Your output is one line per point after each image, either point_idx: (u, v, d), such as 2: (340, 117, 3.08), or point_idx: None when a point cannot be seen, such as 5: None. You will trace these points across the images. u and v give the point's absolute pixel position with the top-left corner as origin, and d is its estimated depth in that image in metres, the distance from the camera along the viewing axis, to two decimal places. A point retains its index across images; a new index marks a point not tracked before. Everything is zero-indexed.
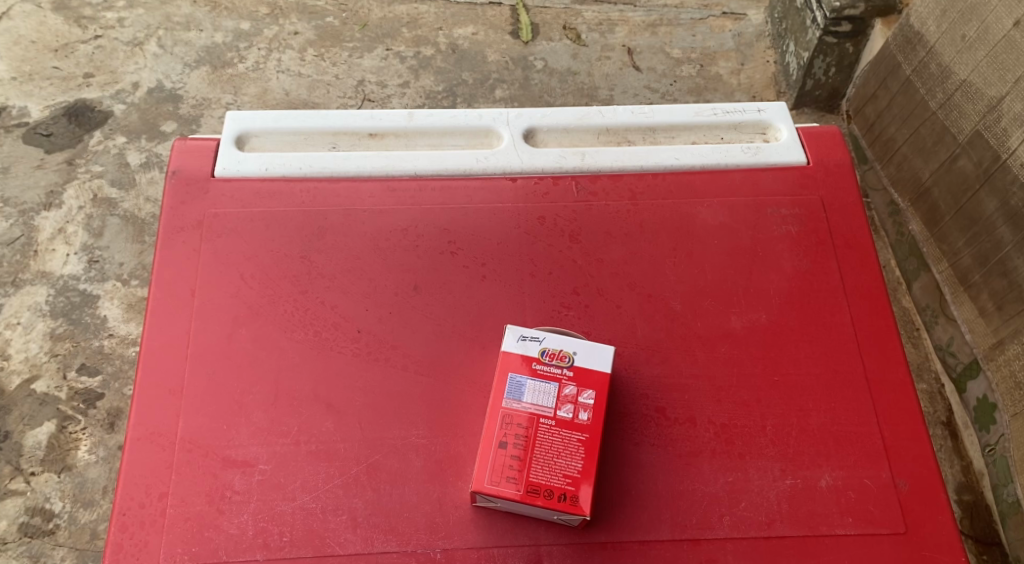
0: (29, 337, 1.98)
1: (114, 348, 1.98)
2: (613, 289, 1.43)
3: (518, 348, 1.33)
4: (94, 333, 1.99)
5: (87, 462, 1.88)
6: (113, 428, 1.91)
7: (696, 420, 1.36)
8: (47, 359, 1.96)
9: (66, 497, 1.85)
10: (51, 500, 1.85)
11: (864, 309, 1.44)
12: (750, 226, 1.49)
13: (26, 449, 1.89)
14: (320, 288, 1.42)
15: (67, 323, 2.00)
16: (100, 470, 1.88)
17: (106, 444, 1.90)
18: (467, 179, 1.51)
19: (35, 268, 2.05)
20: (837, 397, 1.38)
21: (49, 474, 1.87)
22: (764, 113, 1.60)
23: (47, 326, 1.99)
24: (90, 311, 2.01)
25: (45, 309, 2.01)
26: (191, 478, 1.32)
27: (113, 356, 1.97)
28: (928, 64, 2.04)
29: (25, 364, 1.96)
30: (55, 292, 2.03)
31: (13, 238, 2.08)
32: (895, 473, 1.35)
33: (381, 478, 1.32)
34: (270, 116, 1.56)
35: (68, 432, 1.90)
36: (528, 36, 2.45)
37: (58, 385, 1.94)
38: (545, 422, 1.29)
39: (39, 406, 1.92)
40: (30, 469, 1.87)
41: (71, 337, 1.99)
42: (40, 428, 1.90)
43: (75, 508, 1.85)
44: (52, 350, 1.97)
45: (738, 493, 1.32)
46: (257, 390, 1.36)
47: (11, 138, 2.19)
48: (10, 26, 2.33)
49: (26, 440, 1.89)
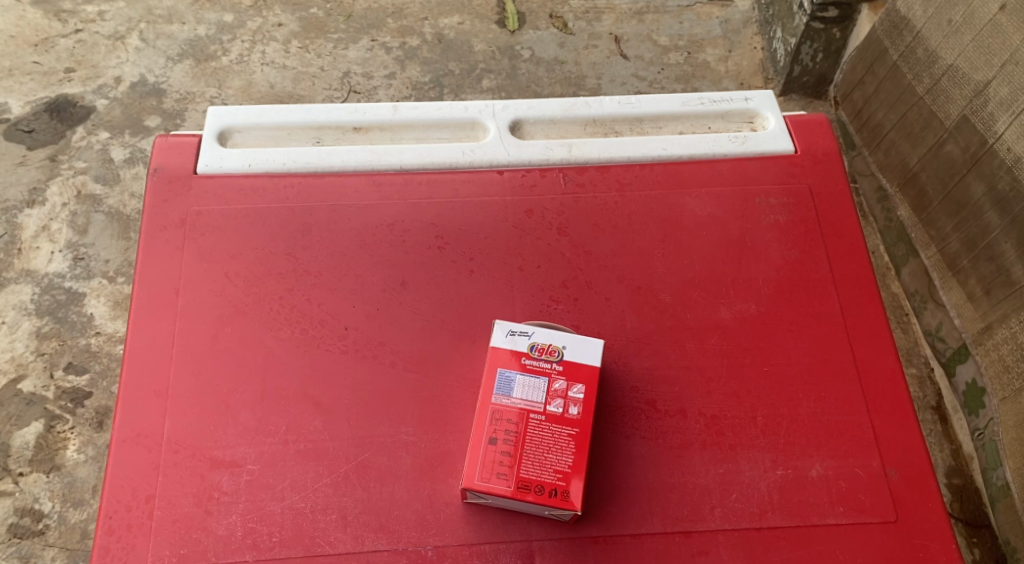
0: (15, 337, 1.96)
1: (101, 346, 1.96)
2: (602, 282, 1.42)
3: (506, 343, 1.32)
4: (81, 332, 1.97)
5: (76, 461, 1.87)
6: (101, 427, 1.90)
7: (687, 412, 1.34)
8: (34, 358, 1.95)
9: (56, 497, 1.84)
10: (40, 501, 1.84)
11: (854, 297, 1.42)
12: (738, 215, 1.48)
13: (14, 449, 1.87)
14: (306, 285, 1.41)
15: (52, 321, 1.98)
16: (90, 469, 1.86)
17: (95, 443, 1.89)
18: (453, 172, 1.50)
19: (20, 266, 2.03)
20: (827, 386, 1.36)
21: (38, 474, 1.85)
22: (751, 101, 1.59)
23: (33, 325, 1.98)
24: (76, 310, 1.99)
25: (31, 307, 1.99)
26: (178, 479, 1.31)
27: (100, 355, 1.96)
28: (915, 48, 2.03)
29: (10, 363, 1.94)
30: (40, 290, 2.01)
31: None
32: (885, 462, 1.33)
33: (370, 477, 1.31)
34: (253, 111, 1.54)
35: (56, 431, 1.89)
36: (514, 25, 2.44)
37: (45, 385, 1.92)
38: (535, 417, 1.28)
39: (26, 405, 1.90)
40: (19, 470, 1.85)
41: (57, 336, 1.97)
42: (27, 428, 1.89)
43: (65, 507, 1.83)
44: (38, 349, 1.95)
45: (728, 485, 1.31)
46: (243, 389, 1.35)
47: None
48: None
49: (14, 440, 1.88)
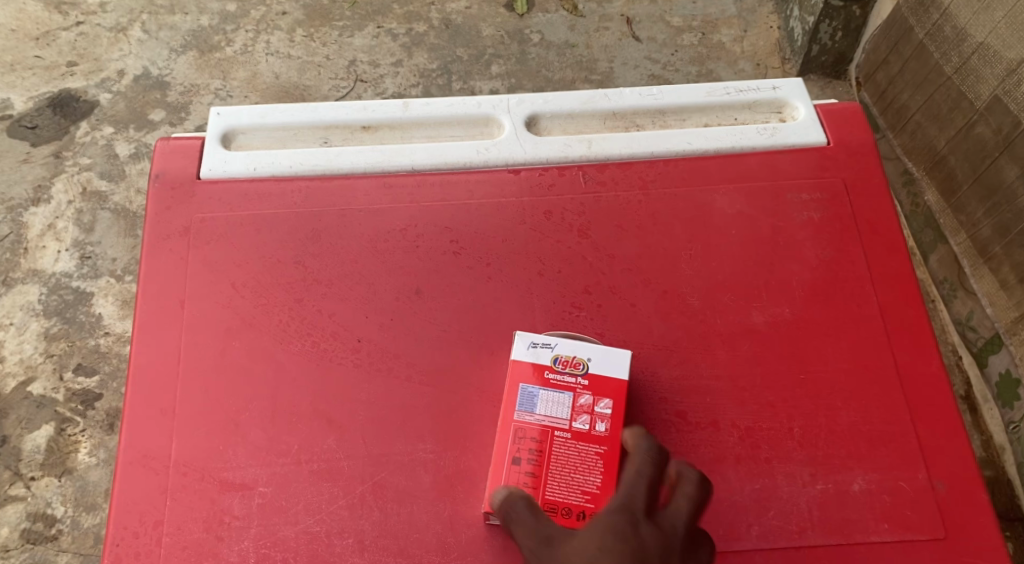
0: (23, 338, 1.91)
1: (110, 346, 1.91)
2: (627, 286, 1.35)
3: (528, 356, 1.26)
4: (89, 332, 1.92)
5: (88, 465, 1.81)
6: (112, 429, 1.84)
7: (720, 424, 1.27)
8: (43, 359, 1.89)
9: (68, 502, 1.79)
10: (52, 505, 1.78)
11: (894, 298, 1.35)
12: (769, 213, 1.40)
13: (25, 453, 1.82)
14: (317, 295, 1.34)
15: (61, 322, 1.93)
16: (102, 473, 1.81)
17: (106, 446, 1.83)
18: (467, 172, 1.43)
19: (26, 266, 1.97)
20: (867, 395, 1.29)
21: (50, 479, 1.80)
22: (780, 90, 1.51)
23: (41, 326, 1.92)
24: (84, 309, 1.94)
25: (38, 308, 1.94)
26: (187, 503, 1.25)
27: (109, 355, 1.90)
28: (943, 26, 1.94)
29: (20, 365, 1.89)
30: (48, 290, 1.95)
31: (3, 236, 2.00)
32: (932, 474, 1.26)
33: (388, 497, 1.25)
34: (257, 111, 1.47)
35: (67, 434, 1.83)
36: (523, 8, 2.35)
37: (55, 387, 1.87)
38: (560, 434, 1.22)
39: (36, 408, 1.85)
40: (30, 474, 1.80)
41: (66, 336, 1.91)
42: (38, 431, 1.83)
43: (78, 512, 1.78)
44: (47, 350, 1.90)
45: (766, 501, 1.24)
46: (253, 407, 1.29)
47: None
48: None
49: (25, 444, 1.82)
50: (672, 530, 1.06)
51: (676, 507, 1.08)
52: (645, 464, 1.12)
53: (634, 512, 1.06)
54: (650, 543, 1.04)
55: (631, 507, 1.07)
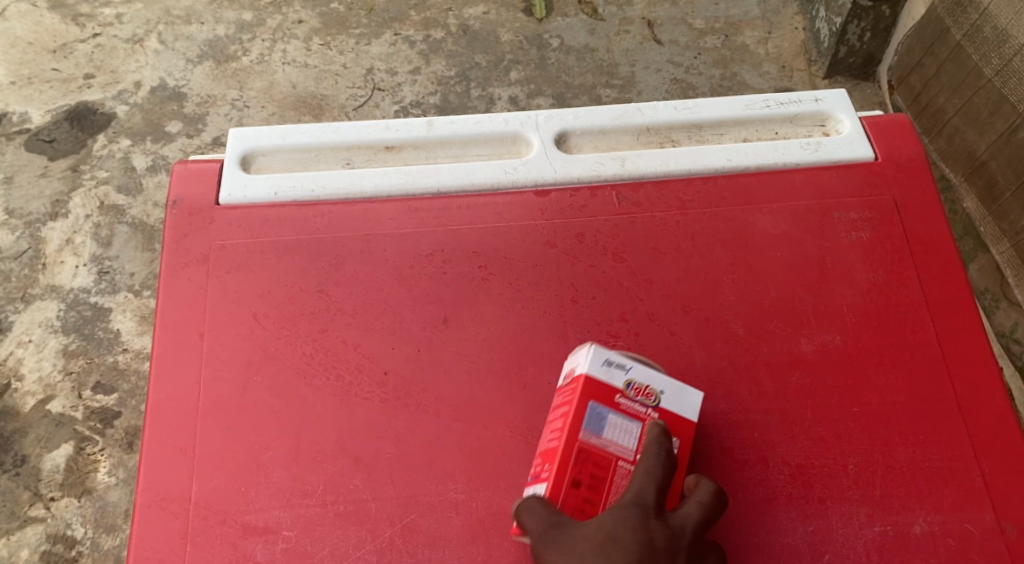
0: (41, 355, 1.86)
1: (129, 363, 1.85)
2: (666, 313, 1.28)
3: (602, 374, 1.16)
4: (108, 348, 1.86)
5: (107, 485, 1.76)
6: (132, 448, 1.79)
7: (769, 461, 1.20)
8: (61, 378, 1.84)
9: (88, 523, 1.73)
10: (72, 526, 1.73)
11: (952, 325, 1.27)
12: (815, 234, 1.33)
13: (45, 473, 1.77)
14: (341, 325, 1.28)
15: (79, 338, 1.87)
16: (121, 493, 1.75)
17: (126, 465, 1.78)
18: (495, 193, 1.37)
19: (45, 282, 1.93)
20: (926, 429, 1.22)
21: (70, 499, 1.75)
22: (822, 103, 1.44)
23: (60, 343, 1.87)
24: (102, 326, 1.88)
25: (56, 324, 1.89)
26: (208, 549, 1.19)
27: (128, 373, 1.85)
28: (982, 27, 1.86)
29: (38, 384, 1.84)
30: (66, 307, 1.90)
31: (21, 251, 1.95)
32: (1000, 516, 1.19)
33: (419, 542, 1.18)
34: (277, 132, 1.41)
35: (86, 453, 1.78)
36: (542, 13, 2.29)
37: (73, 405, 1.82)
38: (625, 465, 1.14)
39: (55, 427, 1.80)
40: (49, 494, 1.75)
41: (85, 353, 1.86)
42: (57, 450, 1.78)
43: (98, 533, 1.73)
44: (66, 367, 1.85)
45: (820, 545, 1.17)
46: (277, 445, 1.23)
47: (13, 146, 2.06)
48: (5, 27, 2.19)
49: (44, 463, 1.77)
50: (684, 527, 1.09)
51: (688, 506, 1.11)
52: (656, 465, 1.12)
53: (646, 507, 1.09)
54: (662, 539, 1.07)
55: (644, 507, 1.09)
